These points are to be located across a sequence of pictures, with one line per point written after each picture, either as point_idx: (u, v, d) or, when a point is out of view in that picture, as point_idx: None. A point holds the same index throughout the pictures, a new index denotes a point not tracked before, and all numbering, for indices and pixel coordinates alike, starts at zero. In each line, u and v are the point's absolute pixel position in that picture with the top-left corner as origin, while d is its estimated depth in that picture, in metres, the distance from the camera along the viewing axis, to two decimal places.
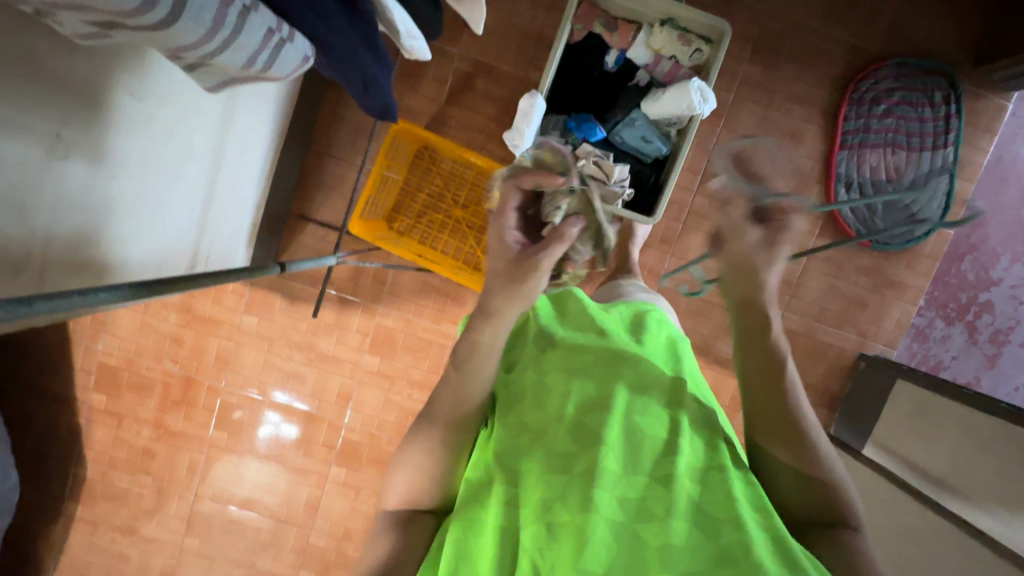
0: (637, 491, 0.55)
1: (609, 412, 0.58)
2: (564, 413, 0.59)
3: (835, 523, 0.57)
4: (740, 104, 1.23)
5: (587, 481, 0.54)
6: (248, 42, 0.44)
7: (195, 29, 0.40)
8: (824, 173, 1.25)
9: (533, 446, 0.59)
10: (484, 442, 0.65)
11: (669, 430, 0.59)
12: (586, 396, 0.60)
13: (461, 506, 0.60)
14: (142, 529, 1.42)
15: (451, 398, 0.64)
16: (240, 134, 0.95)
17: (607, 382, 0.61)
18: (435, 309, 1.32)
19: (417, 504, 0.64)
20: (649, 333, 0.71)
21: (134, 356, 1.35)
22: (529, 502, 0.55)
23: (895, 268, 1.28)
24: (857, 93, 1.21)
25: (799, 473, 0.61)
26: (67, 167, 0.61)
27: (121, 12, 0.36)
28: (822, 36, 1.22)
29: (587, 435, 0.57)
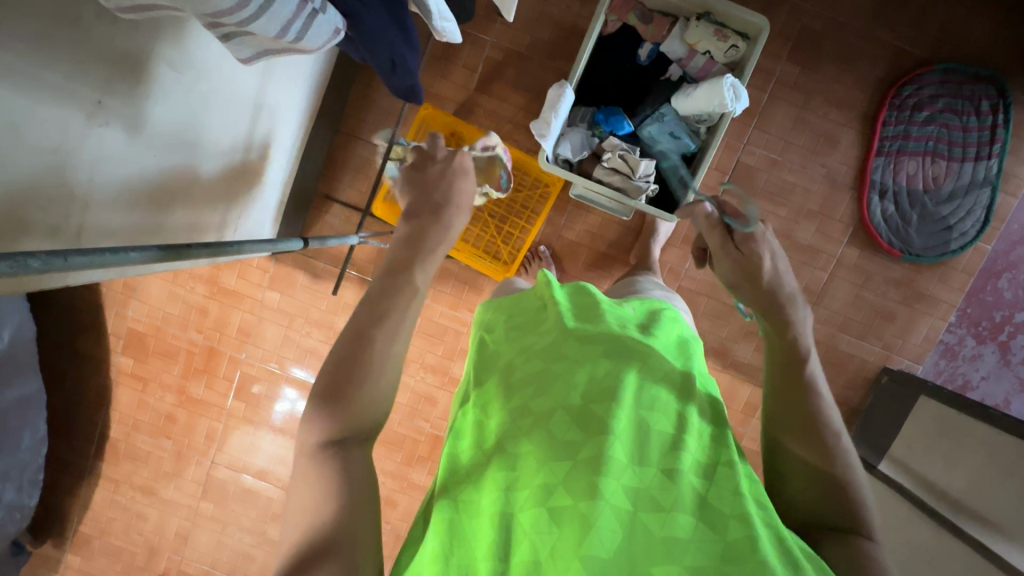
0: (645, 482, 0.54)
1: (616, 405, 0.57)
2: (567, 402, 0.59)
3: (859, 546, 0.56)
4: (774, 104, 1.21)
5: (593, 469, 0.53)
6: (283, 10, 0.45)
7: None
8: (857, 179, 1.22)
9: (533, 428, 0.58)
10: (475, 424, 0.63)
11: (676, 427, 0.59)
12: (593, 385, 0.60)
13: (452, 486, 0.60)
14: (161, 490, 1.47)
15: (403, 284, 0.62)
16: (272, 111, 0.97)
17: (617, 373, 0.61)
18: (453, 295, 1.33)
19: (346, 431, 0.57)
20: (662, 325, 0.72)
21: (162, 324, 1.40)
22: (528, 485, 0.54)
23: (926, 281, 1.24)
24: (899, 98, 1.17)
25: (815, 471, 0.60)
26: (104, 134, 0.63)
27: None
28: (865, 37, 1.18)
29: (593, 424, 0.57)
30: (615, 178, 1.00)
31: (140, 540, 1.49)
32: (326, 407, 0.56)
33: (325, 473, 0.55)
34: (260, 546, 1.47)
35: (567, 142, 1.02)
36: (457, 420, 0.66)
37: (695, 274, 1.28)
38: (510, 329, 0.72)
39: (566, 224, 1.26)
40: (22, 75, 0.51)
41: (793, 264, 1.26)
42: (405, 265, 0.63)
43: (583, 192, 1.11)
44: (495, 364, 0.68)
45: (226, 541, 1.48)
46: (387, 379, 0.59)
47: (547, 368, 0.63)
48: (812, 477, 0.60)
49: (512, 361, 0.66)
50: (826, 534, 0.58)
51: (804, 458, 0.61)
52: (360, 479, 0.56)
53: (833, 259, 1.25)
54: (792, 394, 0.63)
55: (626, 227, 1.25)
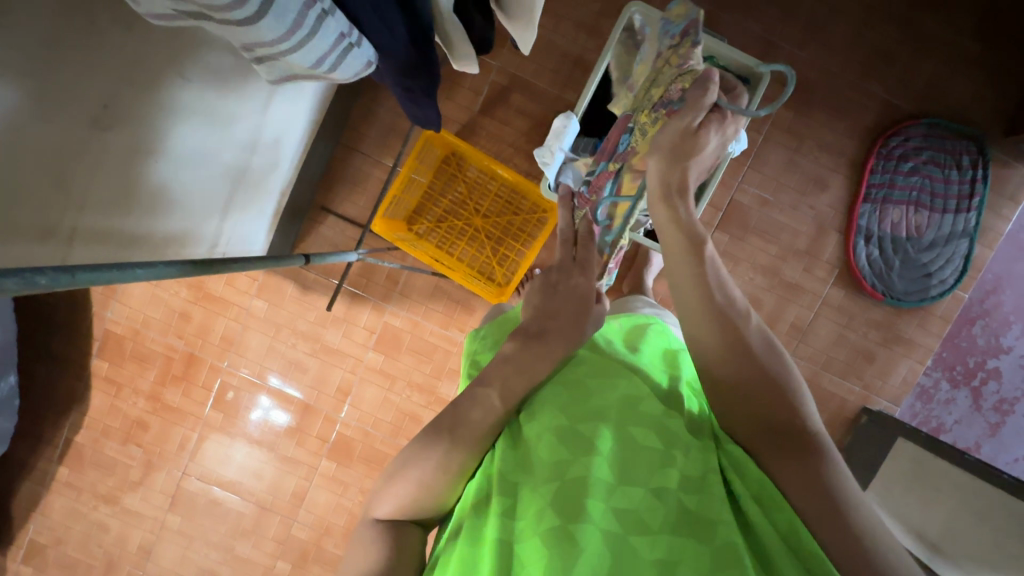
0: (633, 501, 0.53)
1: (603, 424, 0.57)
2: (554, 425, 0.58)
3: (821, 470, 0.54)
4: (769, 145, 1.24)
5: (580, 491, 0.52)
6: (321, 43, 0.45)
7: (276, 26, 0.41)
8: (844, 223, 1.26)
9: (531, 461, 0.57)
10: (483, 458, 0.61)
11: (665, 442, 0.57)
12: (580, 408, 0.60)
13: (472, 513, 0.57)
14: (126, 500, 1.41)
15: (488, 398, 0.61)
16: (277, 121, 0.96)
17: (603, 394, 0.61)
18: (445, 314, 1.33)
19: (408, 514, 0.60)
20: (648, 343, 0.72)
21: (141, 328, 1.36)
22: (527, 513, 0.53)
23: (906, 325, 1.28)
24: (886, 148, 1.22)
25: (735, 390, 0.60)
26: (108, 138, 0.62)
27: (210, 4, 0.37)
28: (856, 89, 1.23)
29: (581, 445, 0.56)
30: None
31: (99, 553, 1.42)
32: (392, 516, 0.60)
33: (378, 548, 0.58)
34: (226, 563, 1.42)
35: (569, 171, 1.00)
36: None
37: None
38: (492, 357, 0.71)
39: None
40: (30, 81, 0.51)
41: (781, 301, 1.29)
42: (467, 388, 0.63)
43: None
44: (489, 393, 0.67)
45: (191, 556, 1.42)
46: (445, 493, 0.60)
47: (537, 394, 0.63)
48: (739, 399, 0.60)
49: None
50: (784, 458, 0.56)
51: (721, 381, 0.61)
52: (409, 556, 0.59)
53: (818, 298, 1.28)
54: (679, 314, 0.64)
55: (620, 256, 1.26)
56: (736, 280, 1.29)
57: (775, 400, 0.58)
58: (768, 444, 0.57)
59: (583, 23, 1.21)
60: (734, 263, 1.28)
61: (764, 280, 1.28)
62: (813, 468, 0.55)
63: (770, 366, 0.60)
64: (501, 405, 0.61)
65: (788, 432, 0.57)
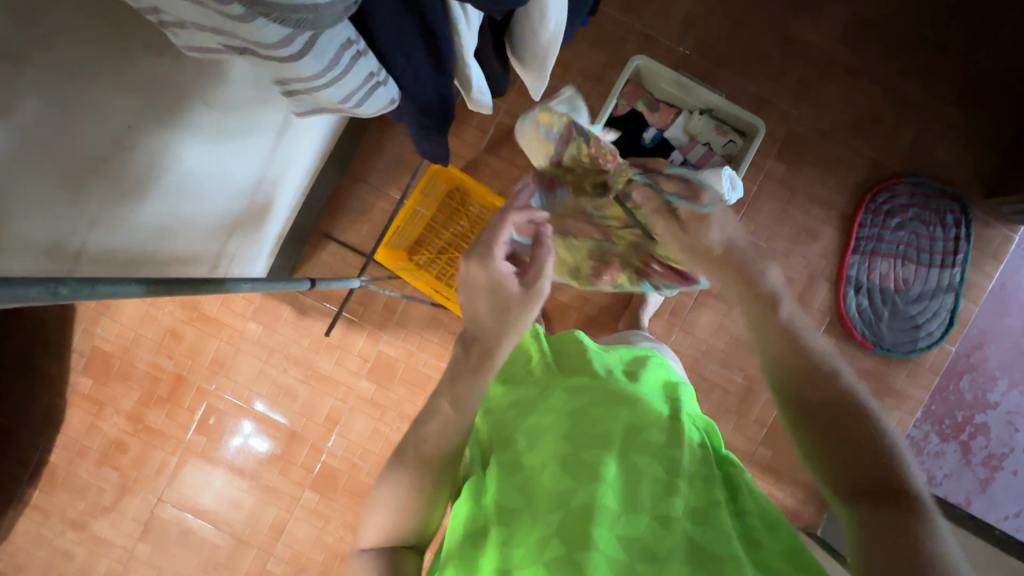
0: (641, 530, 0.51)
1: (607, 451, 0.55)
2: (555, 454, 0.56)
3: (918, 529, 0.50)
4: (762, 195, 1.29)
5: (584, 520, 0.50)
6: (352, 82, 0.47)
7: (314, 65, 0.42)
8: (835, 273, 1.30)
9: (529, 490, 0.55)
10: (475, 486, 0.59)
11: (669, 469, 0.55)
12: (579, 432, 0.57)
13: (458, 548, 0.55)
14: (96, 527, 1.35)
15: (439, 407, 0.60)
16: (289, 149, 0.98)
17: (605, 417, 0.58)
18: (440, 346, 1.32)
19: (397, 538, 0.59)
20: (649, 372, 0.69)
21: (131, 346, 1.34)
22: (524, 541, 0.52)
23: (895, 376, 1.30)
24: (874, 203, 1.27)
25: (824, 436, 0.58)
26: (129, 157, 0.64)
27: (259, 43, 0.38)
28: (846, 147, 1.29)
29: (584, 473, 0.53)
30: None
31: None
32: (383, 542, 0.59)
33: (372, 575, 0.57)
34: None
35: None
36: (463, 467, 0.65)
37: (679, 348, 1.32)
38: (495, 385, 0.70)
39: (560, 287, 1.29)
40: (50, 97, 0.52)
41: None
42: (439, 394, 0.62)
43: None
44: (493, 418, 0.65)
45: None
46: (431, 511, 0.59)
47: (534, 422, 0.60)
48: (828, 446, 0.57)
49: (506, 415, 0.64)
50: (881, 513, 0.52)
51: (803, 438, 0.60)
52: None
53: None
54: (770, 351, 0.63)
55: (616, 295, 1.28)
56: (730, 324, 1.31)
57: (868, 450, 0.55)
58: (857, 507, 0.54)
59: (588, 73, 1.27)
60: (728, 307, 1.31)
61: None
62: (907, 525, 0.50)
63: (860, 427, 0.56)
64: (452, 412, 0.60)
65: (881, 494, 0.53)
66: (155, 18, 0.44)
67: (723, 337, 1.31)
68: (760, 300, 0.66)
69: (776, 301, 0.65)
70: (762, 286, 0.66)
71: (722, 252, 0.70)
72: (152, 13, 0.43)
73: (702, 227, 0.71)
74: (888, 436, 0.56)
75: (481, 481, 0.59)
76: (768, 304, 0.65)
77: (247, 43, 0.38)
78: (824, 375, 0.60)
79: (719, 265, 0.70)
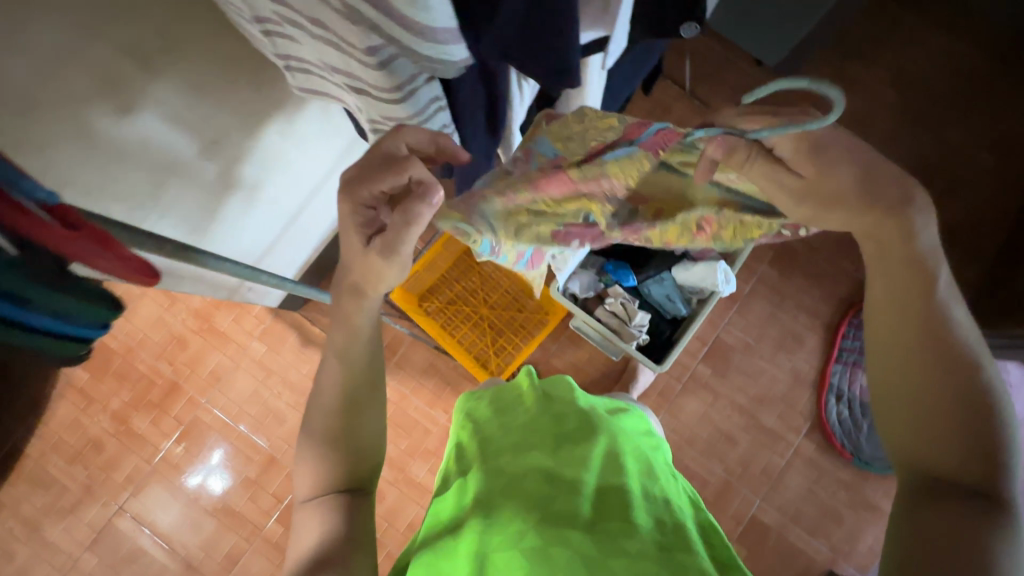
0: (610, 532, 0.52)
1: (584, 465, 0.58)
2: (537, 465, 0.60)
3: (999, 525, 0.46)
4: (754, 296, 1.38)
5: (558, 521, 0.53)
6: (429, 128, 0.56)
7: (409, 110, 0.52)
8: (818, 380, 1.36)
9: (510, 492, 0.58)
10: (457, 490, 0.63)
11: (641, 491, 0.58)
12: (561, 448, 0.61)
13: (437, 541, 0.58)
14: (47, 529, 1.31)
15: (328, 364, 0.62)
16: (335, 186, 1.07)
17: (585, 439, 0.62)
18: (433, 392, 1.36)
19: (330, 481, 0.61)
20: (630, 418, 0.72)
21: (135, 346, 1.37)
22: (503, 530, 0.53)
23: (873, 490, 1.31)
24: (857, 317, 1.35)
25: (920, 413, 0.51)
26: (205, 167, 0.73)
27: (376, 85, 0.48)
28: (833, 263, 1.38)
29: (562, 482, 0.57)
30: (612, 320, 1.15)
31: None
32: (320, 489, 0.61)
33: (320, 523, 0.59)
34: None
35: (577, 279, 1.16)
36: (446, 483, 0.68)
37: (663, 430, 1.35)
38: (488, 413, 0.74)
39: (556, 352, 1.35)
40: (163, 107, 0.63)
41: (755, 443, 1.33)
42: (339, 350, 0.61)
43: (579, 322, 1.23)
44: (482, 438, 0.69)
45: None
46: (362, 458, 0.63)
47: (521, 439, 0.64)
48: (912, 429, 0.52)
49: (494, 434, 0.68)
50: (956, 506, 0.48)
51: (902, 420, 0.52)
52: (363, 524, 0.60)
53: (791, 447, 1.33)
54: (886, 315, 0.53)
55: (609, 367, 1.33)
56: (715, 414, 1.35)
57: (972, 440, 0.49)
58: (918, 498, 0.50)
59: None
60: (714, 397, 1.36)
61: (740, 419, 1.35)
62: (990, 521, 0.47)
63: (976, 416, 0.50)
64: (339, 363, 0.61)
65: (962, 491, 0.49)
66: (283, 62, 0.56)
67: (706, 426, 1.34)
68: (911, 258, 0.50)
69: (935, 265, 0.51)
70: (922, 244, 0.50)
71: (854, 179, 0.47)
72: (284, 57, 0.54)
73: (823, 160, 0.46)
74: (1010, 438, 0.50)
75: (467, 485, 0.62)
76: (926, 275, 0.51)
77: (367, 84, 0.49)
78: (959, 358, 0.50)
79: (858, 209, 0.48)
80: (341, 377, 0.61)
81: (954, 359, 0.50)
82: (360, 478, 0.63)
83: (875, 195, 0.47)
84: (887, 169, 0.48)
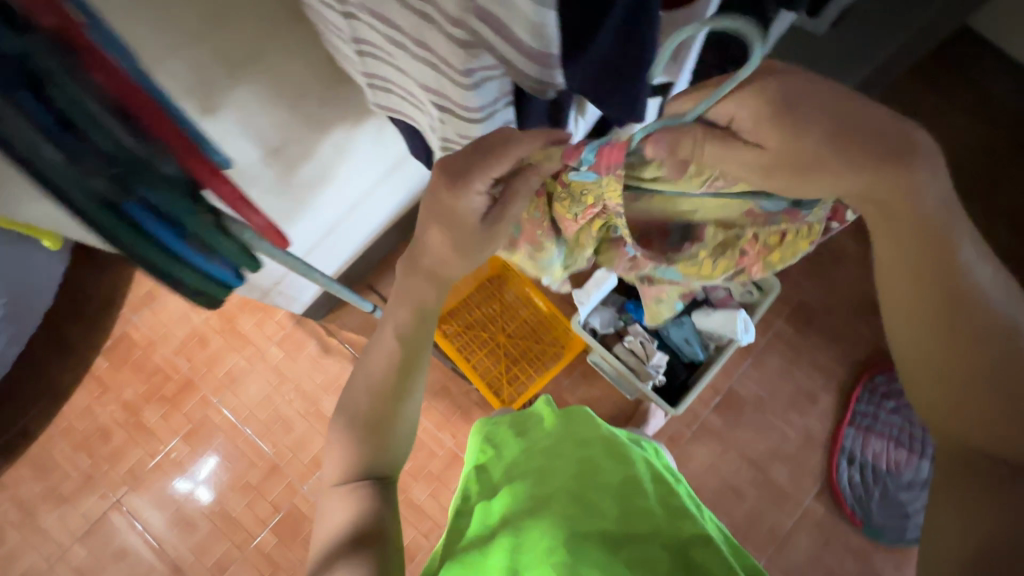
0: (639, 554, 0.57)
1: (611, 491, 0.63)
2: (564, 487, 0.63)
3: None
4: (769, 351, 1.39)
5: (590, 542, 0.57)
6: None
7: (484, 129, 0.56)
8: (830, 441, 1.34)
9: (540, 510, 0.60)
10: (482, 506, 0.65)
11: (665, 505, 0.62)
12: (587, 473, 0.64)
13: (466, 553, 0.60)
14: (42, 515, 1.30)
15: (379, 347, 0.67)
16: (375, 203, 1.12)
17: (610, 464, 0.66)
18: (442, 415, 1.36)
19: (365, 469, 0.65)
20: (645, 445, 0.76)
21: (157, 340, 1.39)
22: (536, 548, 0.56)
23: (881, 562, 1.27)
24: (871, 382, 1.35)
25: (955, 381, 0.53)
26: (264, 172, 0.78)
27: (460, 105, 0.52)
28: (850, 326, 1.39)
29: (590, 506, 0.61)
30: (631, 358, 1.16)
31: None
32: (354, 474, 0.64)
33: (353, 507, 0.63)
34: None
35: (598, 315, 1.19)
36: (465, 497, 0.70)
37: None
38: (507, 429, 0.76)
39: (568, 387, 1.35)
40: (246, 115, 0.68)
41: (763, 501, 1.31)
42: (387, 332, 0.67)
43: (597, 358, 1.26)
44: (504, 456, 0.71)
45: None
46: (394, 446, 0.67)
47: (546, 460, 0.67)
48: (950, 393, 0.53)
49: (516, 455, 0.70)
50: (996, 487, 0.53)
51: (939, 393, 0.54)
52: (392, 511, 0.64)
53: (799, 508, 1.31)
54: (905, 289, 0.52)
55: (620, 407, 1.33)
56: (723, 466, 1.34)
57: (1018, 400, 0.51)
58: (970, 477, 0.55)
59: None
60: (723, 449, 1.34)
61: (749, 474, 1.33)
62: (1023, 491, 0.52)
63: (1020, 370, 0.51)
64: (394, 346, 0.67)
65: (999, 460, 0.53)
66: (369, 80, 0.61)
67: (714, 478, 1.33)
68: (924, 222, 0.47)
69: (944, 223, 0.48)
70: (930, 200, 0.46)
71: (830, 136, 0.42)
72: (371, 76, 0.59)
73: (793, 127, 0.42)
74: None
75: (493, 501, 0.65)
76: (936, 263, 0.49)
77: (451, 104, 0.53)
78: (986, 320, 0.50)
79: (846, 174, 0.45)
80: (388, 359, 0.66)
81: (987, 330, 0.50)
82: (391, 469, 0.67)
83: (854, 148, 0.43)
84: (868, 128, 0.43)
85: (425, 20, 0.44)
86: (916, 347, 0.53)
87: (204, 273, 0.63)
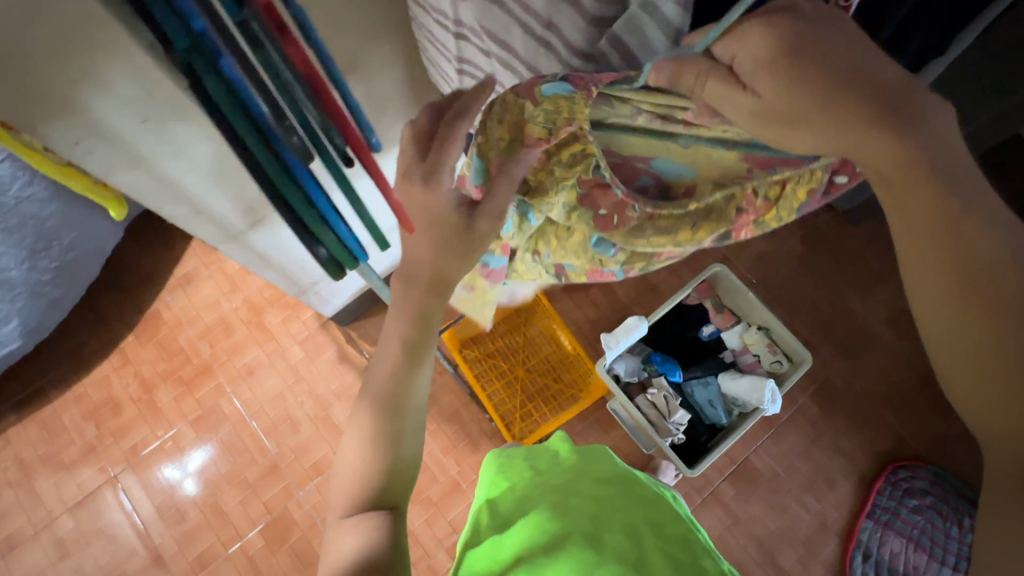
0: None
1: (630, 535, 0.61)
2: (581, 529, 0.62)
3: None
4: (790, 427, 1.35)
5: None
6: None
7: None
8: (846, 532, 1.28)
9: (557, 552, 0.59)
10: (494, 539, 0.64)
11: (689, 556, 0.60)
12: (606, 515, 0.64)
13: None
14: (40, 479, 1.29)
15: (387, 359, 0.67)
16: None
17: (629, 509, 0.65)
18: (450, 440, 1.33)
19: (375, 496, 0.65)
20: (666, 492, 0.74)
21: (185, 322, 1.41)
22: None
23: None
24: (894, 476, 1.30)
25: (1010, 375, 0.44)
26: None
27: None
28: (875, 413, 1.36)
29: (608, 550, 0.59)
30: (652, 411, 1.15)
31: None
32: (364, 499, 0.64)
33: (359, 536, 0.62)
34: None
35: (623, 362, 1.18)
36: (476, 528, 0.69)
37: None
38: (521, 459, 0.75)
39: (580, 431, 1.32)
40: None
41: None
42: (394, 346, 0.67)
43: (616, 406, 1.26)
44: (518, 487, 0.70)
45: None
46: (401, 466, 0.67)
47: (563, 497, 0.66)
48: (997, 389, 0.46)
49: (531, 488, 0.69)
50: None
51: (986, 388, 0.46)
52: (399, 542, 0.63)
53: None
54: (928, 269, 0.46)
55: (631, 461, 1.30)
56: (730, 540, 1.28)
57: None
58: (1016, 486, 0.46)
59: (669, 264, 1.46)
60: (733, 522, 1.29)
61: (756, 552, 1.27)
62: None
63: None
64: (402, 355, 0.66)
65: None
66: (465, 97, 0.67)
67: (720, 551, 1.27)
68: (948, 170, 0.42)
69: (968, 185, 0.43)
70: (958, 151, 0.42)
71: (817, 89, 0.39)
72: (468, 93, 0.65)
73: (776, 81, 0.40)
74: None
75: (507, 535, 0.64)
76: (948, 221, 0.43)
77: None
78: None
79: (848, 124, 0.40)
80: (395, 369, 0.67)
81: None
82: (398, 496, 0.66)
83: (852, 96, 0.39)
84: (874, 80, 0.39)
85: (546, 48, 0.49)
86: (955, 334, 0.46)
87: (340, 239, 0.67)
